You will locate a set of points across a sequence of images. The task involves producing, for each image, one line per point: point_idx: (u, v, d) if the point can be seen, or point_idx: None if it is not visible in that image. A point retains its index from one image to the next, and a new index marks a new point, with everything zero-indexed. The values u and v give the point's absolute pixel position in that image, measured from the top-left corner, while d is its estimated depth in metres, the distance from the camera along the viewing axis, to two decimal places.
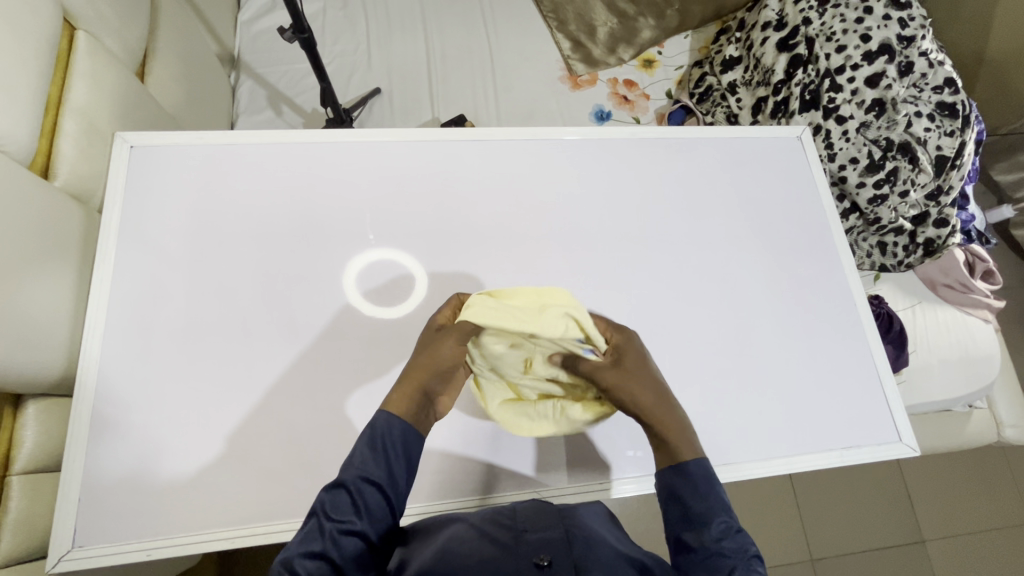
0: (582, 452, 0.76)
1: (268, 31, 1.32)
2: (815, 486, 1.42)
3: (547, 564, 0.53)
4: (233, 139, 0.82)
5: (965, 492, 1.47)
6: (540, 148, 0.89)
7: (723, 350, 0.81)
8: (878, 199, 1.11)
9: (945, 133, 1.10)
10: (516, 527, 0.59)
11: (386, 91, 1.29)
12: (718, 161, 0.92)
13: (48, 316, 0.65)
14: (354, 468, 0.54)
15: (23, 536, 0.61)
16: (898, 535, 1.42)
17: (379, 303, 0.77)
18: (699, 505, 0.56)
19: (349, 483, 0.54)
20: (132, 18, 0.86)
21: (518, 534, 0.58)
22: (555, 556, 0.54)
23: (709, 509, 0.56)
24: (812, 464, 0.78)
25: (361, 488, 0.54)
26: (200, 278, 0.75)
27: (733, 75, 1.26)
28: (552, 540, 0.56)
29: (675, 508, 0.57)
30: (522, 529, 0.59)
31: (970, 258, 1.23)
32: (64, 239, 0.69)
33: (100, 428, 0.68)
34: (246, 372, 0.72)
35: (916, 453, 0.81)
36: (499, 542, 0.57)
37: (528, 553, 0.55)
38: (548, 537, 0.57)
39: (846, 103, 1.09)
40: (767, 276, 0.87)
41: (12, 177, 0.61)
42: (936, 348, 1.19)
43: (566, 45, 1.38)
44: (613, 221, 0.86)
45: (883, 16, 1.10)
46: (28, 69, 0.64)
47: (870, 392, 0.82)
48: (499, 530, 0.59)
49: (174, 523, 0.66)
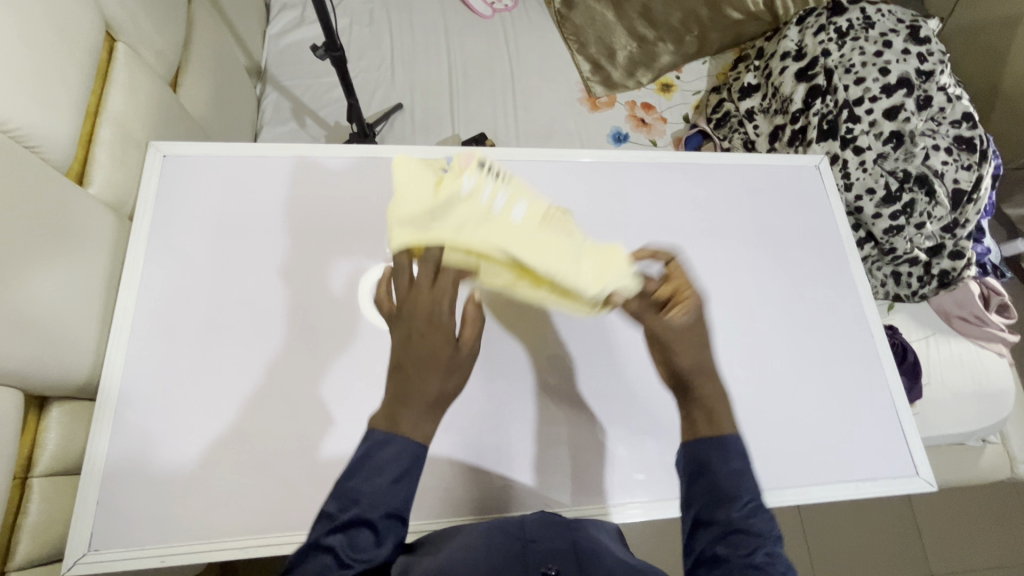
0: (589, 475, 0.76)
1: (297, 45, 1.35)
2: (823, 516, 1.41)
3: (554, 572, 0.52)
4: (262, 152, 0.84)
5: (976, 527, 1.45)
6: (560, 170, 0.90)
7: (737, 376, 0.81)
8: (894, 229, 1.10)
9: (963, 166, 1.10)
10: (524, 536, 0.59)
11: (407, 107, 1.32)
12: (737, 187, 0.93)
13: (78, 319, 0.67)
14: (382, 503, 0.50)
15: (39, 540, 0.61)
16: (907, 569, 1.40)
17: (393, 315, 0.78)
18: (724, 476, 0.58)
19: (373, 519, 0.49)
20: (168, 30, 0.89)
21: (526, 542, 0.58)
22: (561, 565, 0.53)
23: (733, 484, 0.57)
24: (827, 495, 0.77)
25: (384, 524, 0.49)
26: (222, 287, 0.77)
27: (751, 102, 1.27)
28: (559, 551, 0.56)
29: (701, 481, 0.59)
30: (530, 538, 0.58)
31: (986, 291, 1.23)
32: (95, 244, 0.71)
33: (121, 433, 0.68)
34: (264, 381, 0.73)
35: (933, 487, 0.79)
36: (509, 551, 0.57)
37: (535, 561, 0.54)
38: (557, 547, 0.56)
39: (863, 134, 1.10)
40: (784, 303, 0.87)
41: (47, 182, 0.62)
42: (948, 380, 1.18)
43: (586, 68, 1.40)
44: (631, 243, 0.87)
45: (902, 50, 1.11)
46: (70, 78, 0.66)
47: (886, 423, 0.82)
48: (507, 538, 0.59)
49: (189, 531, 0.66)
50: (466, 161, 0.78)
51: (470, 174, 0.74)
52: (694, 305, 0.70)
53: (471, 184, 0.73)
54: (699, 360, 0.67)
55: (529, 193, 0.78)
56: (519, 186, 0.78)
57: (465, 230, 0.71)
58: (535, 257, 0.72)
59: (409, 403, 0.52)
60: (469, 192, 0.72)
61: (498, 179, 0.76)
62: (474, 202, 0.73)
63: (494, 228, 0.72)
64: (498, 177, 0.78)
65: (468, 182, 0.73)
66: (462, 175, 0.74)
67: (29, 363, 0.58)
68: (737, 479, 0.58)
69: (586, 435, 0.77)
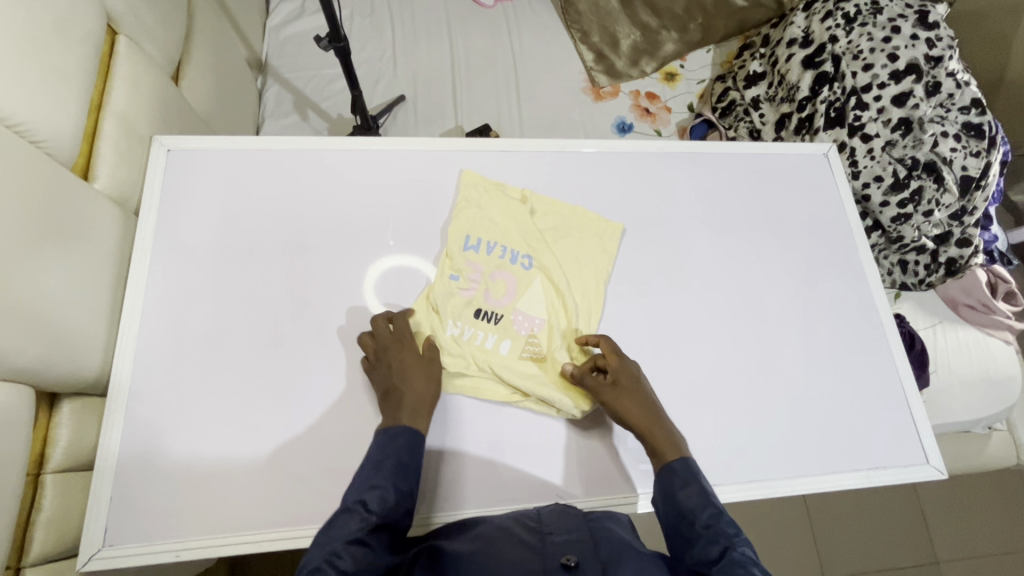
0: (601, 466, 0.75)
1: (297, 36, 1.33)
2: (829, 505, 1.42)
3: (574, 564, 0.54)
4: (267, 145, 0.83)
5: (981, 514, 1.46)
6: (568, 160, 0.89)
7: (748, 366, 0.81)
8: (901, 217, 1.10)
9: (971, 153, 1.09)
10: (541, 530, 0.60)
11: (410, 98, 1.30)
12: (745, 176, 0.93)
13: (87, 315, 0.67)
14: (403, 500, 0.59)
15: (54, 536, 0.61)
16: (913, 556, 1.40)
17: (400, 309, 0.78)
18: (686, 496, 0.62)
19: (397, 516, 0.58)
20: (170, 22, 0.88)
21: (544, 535, 0.59)
22: (581, 557, 0.55)
23: (696, 504, 0.61)
24: (839, 484, 0.77)
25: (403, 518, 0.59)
26: (230, 282, 0.76)
27: (757, 91, 1.26)
28: (575, 542, 0.58)
29: (691, 497, 0.61)
30: (547, 531, 0.60)
31: (993, 278, 1.23)
32: (102, 239, 0.70)
33: (133, 429, 0.68)
34: (274, 375, 0.73)
35: (944, 475, 0.79)
36: (528, 545, 0.58)
37: (555, 554, 0.56)
38: (573, 538, 0.58)
39: (871, 121, 1.09)
40: (794, 293, 0.87)
41: (54, 177, 0.62)
42: (956, 368, 1.18)
43: (589, 57, 1.39)
44: (640, 233, 0.87)
45: (910, 36, 1.10)
46: (74, 72, 0.65)
47: (896, 411, 0.82)
48: (525, 531, 0.61)
49: (203, 525, 0.66)
50: (496, 207, 0.84)
51: (485, 238, 0.82)
52: (623, 367, 0.73)
53: (481, 251, 0.81)
54: (639, 413, 0.69)
55: (557, 237, 0.85)
56: (552, 227, 0.85)
57: (457, 308, 0.78)
58: (545, 312, 0.80)
59: (406, 400, 0.67)
60: (484, 260, 0.81)
61: (518, 229, 0.83)
62: (489, 261, 0.81)
63: (497, 301, 0.80)
64: (531, 220, 0.84)
65: (456, 276, 0.80)
66: (475, 241, 0.82)
67: (40, 360, 0.58)
68: (702, 499, 0.61)
69: (599, 426, 0.76)
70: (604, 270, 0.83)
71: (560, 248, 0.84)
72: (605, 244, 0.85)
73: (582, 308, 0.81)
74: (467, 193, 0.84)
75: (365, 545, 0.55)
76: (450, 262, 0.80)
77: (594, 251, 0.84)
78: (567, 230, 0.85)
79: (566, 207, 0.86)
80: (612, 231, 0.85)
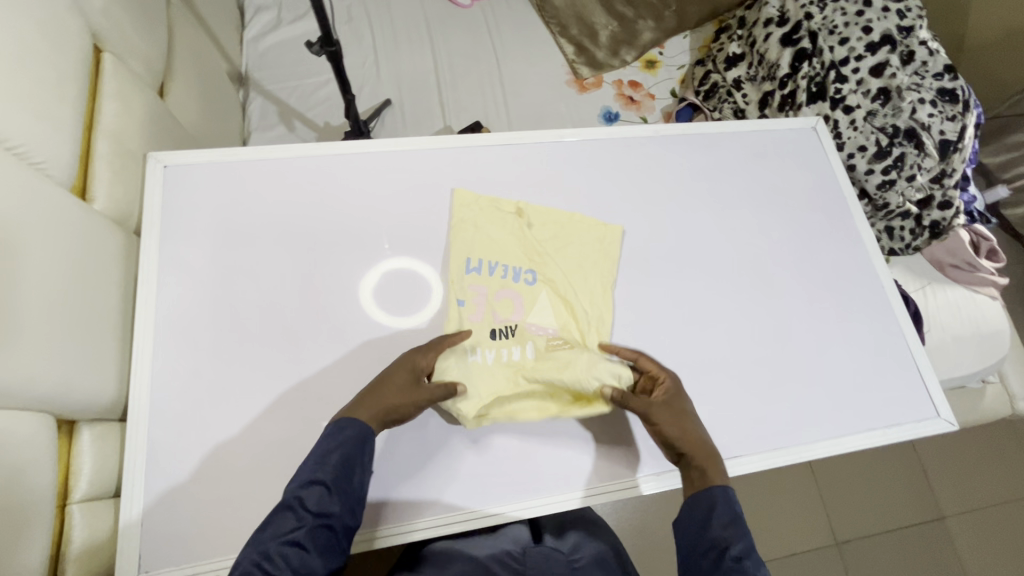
0: (628, 448, 0.76)
1: (275, 47, 1.32)
2: (836, 471, 1.45)
3: None
4: (264, 155, 0.82)
5: (980, 466, 1.51)
6: (566, 150, 0.90)
7: (761, 337, 0.83)
8: (886, 184, 1.13)
9: (948, 118, 1.12)
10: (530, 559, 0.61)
11: (396, 102, 1.30)
12: (739, 153, 0.95)
13: (97, 338, 0.65)
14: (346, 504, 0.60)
15: (86, 567, 0.59)
16: (919, 513, 1.44)
17: (408, 310, 0.78)
18: (719, 529, 0.61)
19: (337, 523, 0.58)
20: (151, 37, 0.86)
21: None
22: None
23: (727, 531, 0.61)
24: (857, 444, 0.79)
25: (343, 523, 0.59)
26: (242, 294, 0.75)
27: (737, 72, 1.29)
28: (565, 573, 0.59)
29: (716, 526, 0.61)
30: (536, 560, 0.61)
31: (975, 238, 1.27)
32: (106, 260, 0.68)
33: (154, 451, 0.67)
34: (295, 386, 0.72)
35: (954, 427, 0.82)
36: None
37: None
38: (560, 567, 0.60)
39: (852, 92, 1.13)
40: (796, 263, 0.89)
41: (53, 201, 0.60)
42: (948, 326, 1.22)
43: (570, 50, 1.40)
44: (643, 216, 0.88)
45: (881, 8, 1.14)
46: (65, 93, 0.63)
47: (904, 370, 0.84)
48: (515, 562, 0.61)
49: (237, 543, 0.65)
50: (493, 225, 0.83)
51: (487, 259, 0.81)
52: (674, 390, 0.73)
53: (484, 273, 0.80)
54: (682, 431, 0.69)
55: (559, 248, 0.84)
56: (552, 240, 0.84)
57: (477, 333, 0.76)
58: (557, 325, 0.79)
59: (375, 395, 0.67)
60: (488, 281, 0.80)
61: (521, 246, 0.83)
62: (495, 282, 0.80)
63: (507, 321, 0.78)
64: (529, 234, 0.83)
65: (465, 301, 0.78)
66: (477, 264, 0.81)
67: (54, 388, 0.56)
68: (734, 530, 0.61)
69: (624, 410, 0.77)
70: (608, 275, 0.83)
71: (563, 258, 0.83)
72: (606, 251, 0.84)
73: (592, 315, 0.80)
74: (461, 215, 0.83)
75: (298, 547, 0.55)
76: (452, 288, 0.79)
77: (595, 256, 0.84)
78: (567, 232, 0.85)
79: (561, 209, 0.86)
80: (612, 232, 0.85)
